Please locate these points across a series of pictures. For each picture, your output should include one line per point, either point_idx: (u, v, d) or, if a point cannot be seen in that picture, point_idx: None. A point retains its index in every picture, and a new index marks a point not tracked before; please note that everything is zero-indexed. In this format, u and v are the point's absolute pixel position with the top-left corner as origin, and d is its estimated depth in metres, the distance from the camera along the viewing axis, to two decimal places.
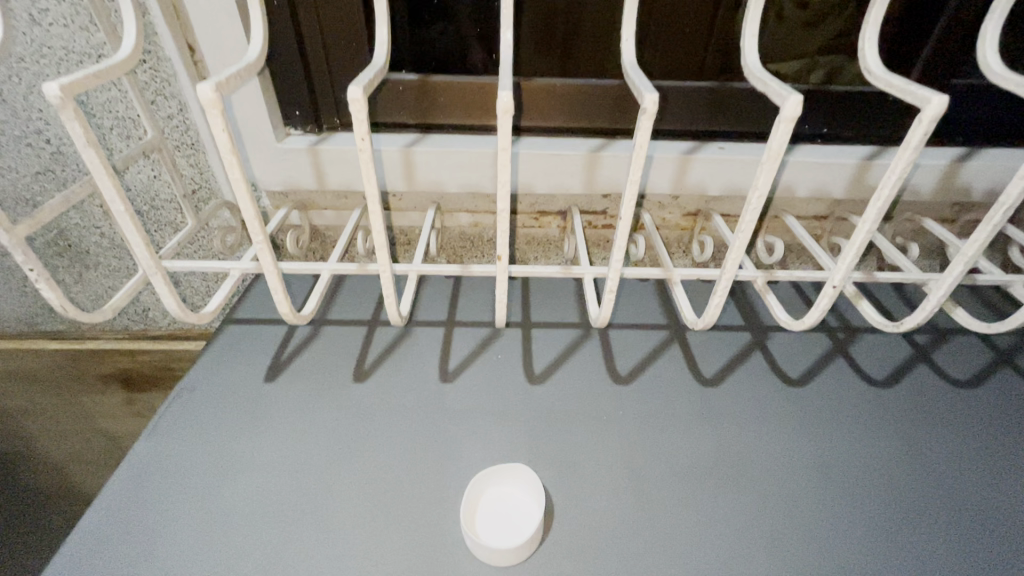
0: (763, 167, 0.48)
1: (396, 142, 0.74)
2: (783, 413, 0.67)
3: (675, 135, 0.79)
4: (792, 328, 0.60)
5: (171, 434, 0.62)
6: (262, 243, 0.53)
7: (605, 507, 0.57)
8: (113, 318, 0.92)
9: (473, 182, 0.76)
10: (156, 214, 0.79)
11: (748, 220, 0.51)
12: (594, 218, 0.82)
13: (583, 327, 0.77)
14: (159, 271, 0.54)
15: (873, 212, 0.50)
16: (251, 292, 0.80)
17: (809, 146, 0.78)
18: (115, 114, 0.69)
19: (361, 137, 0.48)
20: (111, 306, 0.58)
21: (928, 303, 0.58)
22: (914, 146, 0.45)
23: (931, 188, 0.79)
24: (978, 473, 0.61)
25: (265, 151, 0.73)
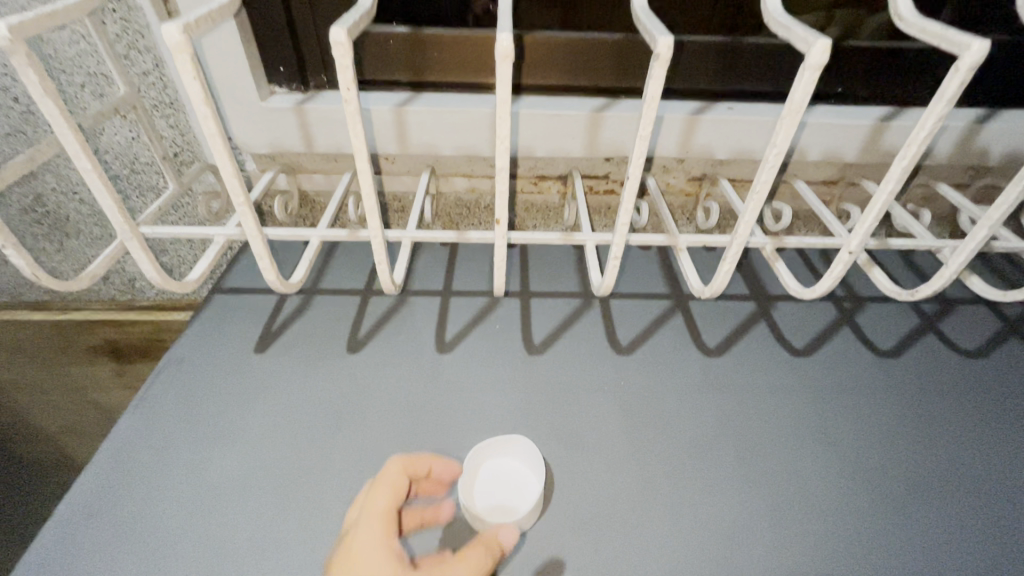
0: (783, 122, 0.44)
1: (387, 101, 0.70)
2: (787, 384, 0.66)
3: (683, 94, 0.75)
4: (802, 297, 0.58)
5: (159, 407, 0.60)
6: (245, 206, 0.49)
7: (606, 479, 0.56)
8: (100, 287, 0.89)
9: (470, 145, 0.72)
10: (137, 179, 0.75)
11: (764, 180, 0.48)
12: (595, 183, 0.79)
13: (583, 297, 0.75)
14: (136, 238, 0.51)
15: (897, 171, 0.47)
16: (239, 261, 0.77)
17: (823, 106, 0.74)
18: (86, 70, 0.64)
19: (346, 87, 0.44)
20: (89, 274, 0.55)
21: (947, 269, 0.56)
22: (948, 98, 0.42)
23: (948, 152, 0.76)
24: (984, 443, 0.60)
25: (248, 110, 0.69)
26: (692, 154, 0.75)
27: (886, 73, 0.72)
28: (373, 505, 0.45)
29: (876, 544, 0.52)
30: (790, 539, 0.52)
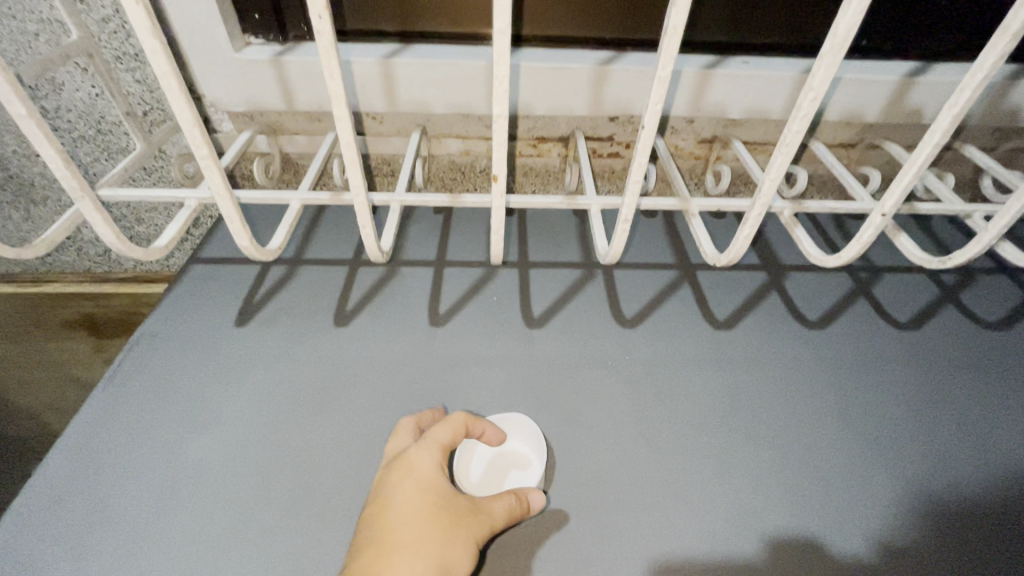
0: (821, 63, 0.38)
1: (373, 52, 0.64)
2: (801, 358, 0.62)
3: (696, 47, 0.69)
4: (825, 265, 0.54)
5: (130, 385, 0.56)
6: (210, 162, 0.43)
7: (610, 459, 0.53)
8: (73, 258, 0.84)
9: (464, 102, 0.67)
10: (104, 139, 0.69)
11: (794, 131, 0.42)
12: (598, 145, 0.74)
13: (585, 267, 0.71)
14: (89, 197, 0.45)
15: (945, 120, 0.42)
16: (217, 229, 0.72)
17: (846, 60, 0.69)
18: (37, 14, 0.58)
19: (317, 15, 0.37)
20: (46, 240, 0.51)
21: (986, 234, 0.51)
22: (1014, 30, 0.36)
23: (977, 111, 0.71)
24: (1007, 419, 0.57)
25: (220, 62, 0.63)
26: (704, 113, 0.69)
27: (915, 24, 0.67)
28: (431, 433, 0.47)
29: (896, 524, 0.50)
30: (805, 520, 0.49)
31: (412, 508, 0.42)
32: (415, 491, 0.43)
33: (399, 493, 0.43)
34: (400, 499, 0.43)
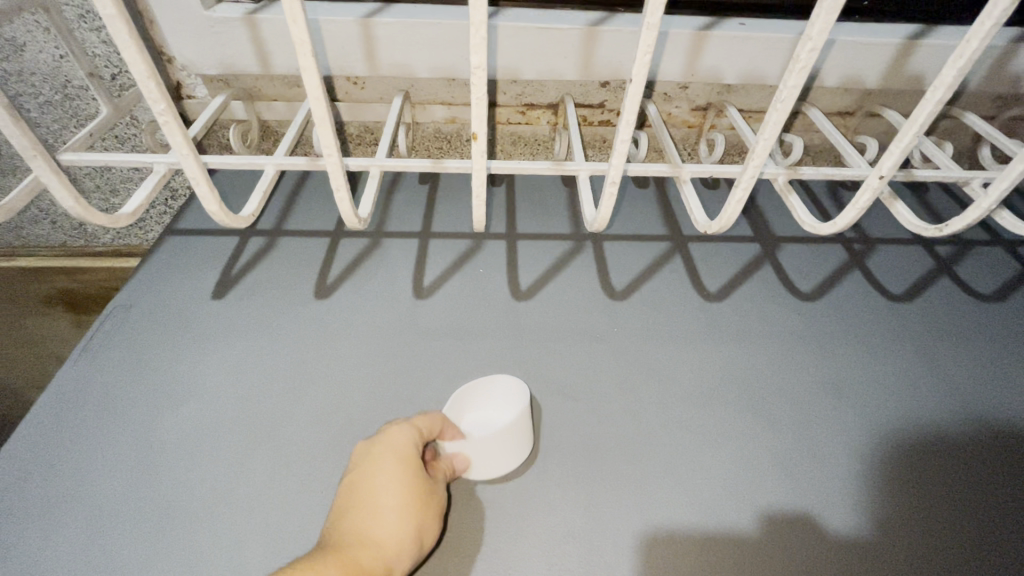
0: (820, 12, 0.34)
1: (351, 11, 0.60)
2: (793, 331, 0.61)
3: (692, 8, 0.66)
4: (820, 232, 0.51)
5: (103, 358, 0.54)
6: (170, 121, 0.40)
7: (597, 433, 0.52)
8: (46, 232, 0.82)
9: (448, 64, 0.64)
10: (71, 105, 0.66)
11: (790, 85, 0.39)
12: (589, 113, 0.71)
13: (574, 239, 0.69)
14: (43, 158, 0.42)
15: (950, 76, 0.38)
16: (194, 200, 0.70)
17: (846, 22, 0.66)
18: None
19: None
20: (6, 207, 0.48)
21: (985, 200, 0.48)
22: None
23: (979, 77, 0.68)
24: (999, 393, 0.57)
25: (189, 21, 0.60)
26: (698, 77, 0.67)
27: None
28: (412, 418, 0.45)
29: (888, 503, 0.49)
30: (791, 493, 0.49)
31: (390, 487, 0.40)
32: (398, 468, 0.41)
33: (376, 471, 0.41)
34: (378, 477, 0.41)
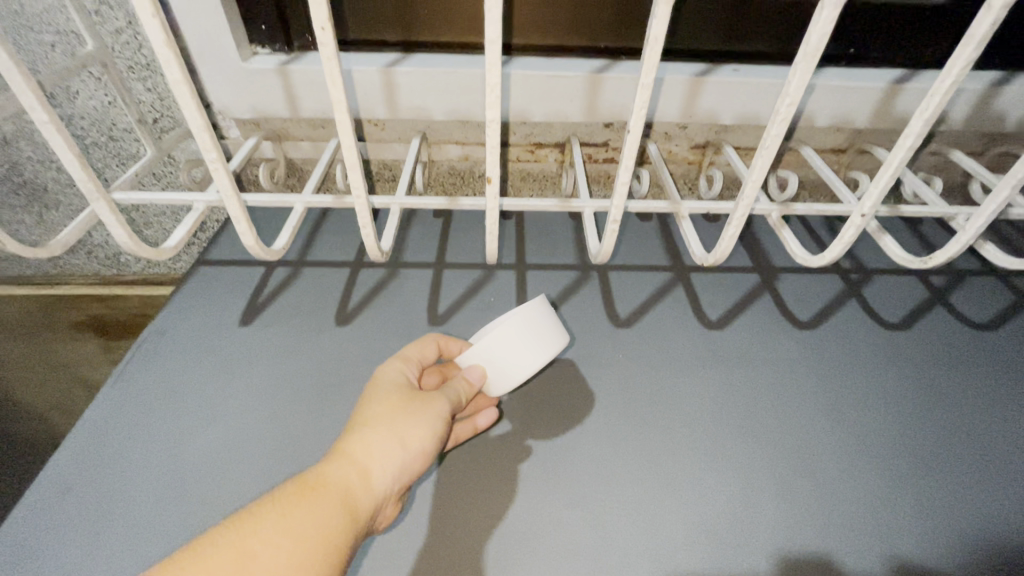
0: (796, 70, 0.38)
1: (375, 61, 0.66)
2: (792, 358, 0.63)
3: (688, 56, 0.71)
4: (810, 264, 0.55)
5: (138, 381, 0.58)
6: (219, 167, 0.45)
7: (602, 455, 0.54)
8: (82, 262, 0.88)
9: (463, 108, 0.69)
10: (116, 146, 0.72)
11: (773, 135, 0.42)
12: (594, 151, 0.76)
13: (581, 269, 0.72)
14: (104, 199, 0.47)
15: (917, 125, 0.41)
16: (224, 232, 0.75)
17: (834, 69, 0.71)
18: (55, 27, 0.60)
19: (321, 27, 0.38)
20: (62, 241, 0.53)
21: (964, 234, 0.51)
22: (976, 41, 0.35)
23: (964, 117, 0.72)
24: (994, 418, 0.58)
25: (228, 71, 0.65)
26: (696, 118, 0.71)
27: (901, 32, 0.69)
28: (400, 351, 0.50)
29: (886, 525, 0.50)
30: (790, 514, 0.51)
31: (374, 407, 0.43)
32: (379, 394, 0.44)
33: (366, 397, 0.45)
34: (366, 399, 0.45)
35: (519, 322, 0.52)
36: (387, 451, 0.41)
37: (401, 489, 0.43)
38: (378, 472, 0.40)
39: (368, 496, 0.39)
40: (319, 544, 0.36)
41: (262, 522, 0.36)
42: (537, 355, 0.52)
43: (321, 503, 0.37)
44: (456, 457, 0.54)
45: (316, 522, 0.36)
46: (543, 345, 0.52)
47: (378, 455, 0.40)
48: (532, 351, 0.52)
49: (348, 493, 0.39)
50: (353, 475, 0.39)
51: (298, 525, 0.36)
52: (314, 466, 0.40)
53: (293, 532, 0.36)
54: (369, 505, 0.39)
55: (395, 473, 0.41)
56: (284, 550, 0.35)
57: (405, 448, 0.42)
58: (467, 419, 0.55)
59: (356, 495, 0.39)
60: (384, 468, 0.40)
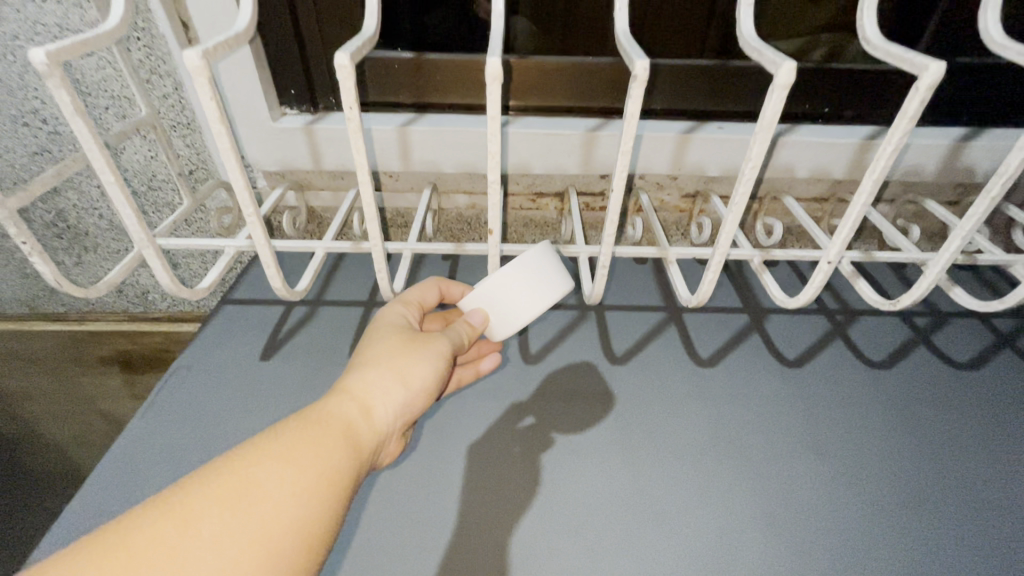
0: (756, 140, 0.43)
1: (391, 121, 0.73)
2: (779, 395, 0.67)
3: (676, 115, 0.78)
4: (787, 306, 0.59)
5: (166, 412, 0.62)
6: (255, 218, 0.51)
7: (597, 486, 0.57)
8: (114, 300, 0.94)
9: (470, 163, 0.76)
10: (153, 195, 0.79)
11: (741, 194, 0.47)
12: (591, 200, 0.82)
13: (579, 309, 0.77)
14: (153, 246, 0.52)
15: (868, 185, 0.46)
16: (249, 272, 0.81)
17: (811, 126, 0.77)
18: (110, 93, 0.68)
19: (348, 105, 0.45)
20: (107, 283, 0.58)
21: (924, 280, 0.55)
22: (909, 116, 0.41)
23: (934, 169, 0.77)
24: (977, 456, 0.61)
25: (260, 130, 0.73)
26: (684, 170, 0.77)
27: (870, 95, 0.75)
28: (403, 296, 0.58)
29: (872, 559, 0.52)
30: (778, 547, 0.53)
31: (378, 348, 0.49)
32: (381, 338, 0.50)
33: (369, 341, 0.51)
34: (370, 344, 0.50)
35: (519, 272, 0.55)
36: (388, 389, 0.46)
37: (399, 427, 0.48)
38: (379, 407, 0.45)
39: (368, 427, 0.44)
40: (328, 465, 0.39)
41: (269, 451, 0.38)
42: (538, 301, 0.56)
43: (327, 431, 0.41)
44: (458, 487, 0.57)
45: (324, 447, 0.40)
46: (544, 292, 0.56)
47: (380, 391, 0.46)
48: (530, 297, 0.56)
49: (351, 426, 0.43)
50: (356, 411, 0.44)
51: (307, 448, 0.39)
52: (317, 402, 0.44)
53: (303, 453, 0.39)
54: (371, 434, 0.44)
55: (396, 408, 0.46)
56: (295, 470, 0.38)
57: (406, 384, 0.47)
58: (471, 365, 0.65)
59: (360, 425, 0.44)
60: (385, 404, 0.46)
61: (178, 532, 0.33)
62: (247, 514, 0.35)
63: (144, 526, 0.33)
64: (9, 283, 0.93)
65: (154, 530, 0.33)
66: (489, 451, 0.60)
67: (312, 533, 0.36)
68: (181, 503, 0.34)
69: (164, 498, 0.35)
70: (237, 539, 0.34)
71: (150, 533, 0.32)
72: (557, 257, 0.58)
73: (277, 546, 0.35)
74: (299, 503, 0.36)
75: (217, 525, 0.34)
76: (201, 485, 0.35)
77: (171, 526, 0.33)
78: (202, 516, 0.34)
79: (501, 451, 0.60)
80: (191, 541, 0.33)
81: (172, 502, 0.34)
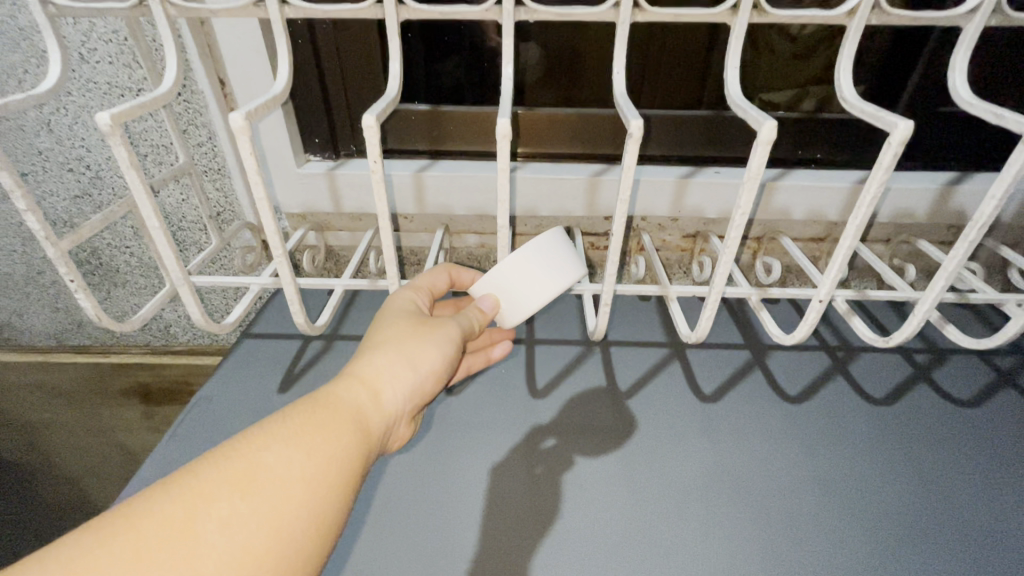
0: (744, 190, 0.47)
1: (408, 167, 0.79)
2: (781, 430, 0.68)
3: (676, 160, 0.82)
4: (784, 342, 0.62)
5: (187, 442, 0.65)
6: (282, 258, 0.55)
7: (602, 519, 0.58)
8: (137, 334, 0.98)
9: (480, 205, 0.80)
10: (182, 234, 0.84)
11: (733, 236, 0.51)
12: (596, 240, 0.86)
13: (584, 344, 0.80)
14: (187, 284, 0.56)
15: (852, 230, 0.49)
16: (269, 308, 0.85)
17: (805, 171, 0.81)
18: (151, 142, 0.74)
19: (373, 159, 0.50)
20: (140, 318, 0.62)
21: (914, 317, 0.57)
22: (885, 167, 0.44)
23: (925, 212, 0.80)
24: (981, 493, 0.61)
25: (286, 175, 0.78)
26: (684, 213, 0.81)
27: (860, 142, 0.80)
28: (411, 282, 0.60)
29: None
30: None
31: (388, 333, 0.51)
32: (391, 323, 0.52)
33: (379, 325, 0.52)
34: (380, 328, 0.52)
35: (528, 260, 0.56)
36: (398, 374, 0.47)
37: (407, 412, 0.50)
38: (388, 392, 0.47)
39: (377, 412, 0.45)
40: (336, 450, 0.40)
41: (277, 436, 0.39)
42: (553, 286, 0.57)
43: (335, 416, 0.42)
44: (466, 519, 0.58)
45: (334, 431, 0.41)
46: (557, 278, 0.57)
47: (389, 377, 0.47)
48: (542, 283, 0.56)
49: (361, 409, 0.44)
50: (366, 395, 0.45)
51: (316, 433, 0.40)
52: (327, 385, 0.45)
53: (312, 438, 0.40)
54: (381, 419, 0.45)
55: (404, 394, 0.48)
56: (303, 455, 0.38)
57: (415, 371, 0.48)
58: (484, 352, 0.71)
59: (369, 410, 0.45)
60: (394, 391, 0.47)
61: (187, 515, 0.33)
62: (257, 498, 0.35)
63: (152, 510, 0.33)
64: (39, 316, 0.97)
65: (162, 514, 0.33)
66: (496, 483, 0.62)
67: (321, 517, 0.37)
68: (189, 485, 0.35)
69: (172, 480, 0.35)
70: (246, 522, 0.34)
71: (158, 516, 0.33)
72: (567, 242, 0.59)
73: (287, 529, 0.35)
74: (307, 486, 0.37)
75: (226, 509, 0.34)
76: (209, 468, 0.36)
77: (179, 510, 0.33)
78: (212, 500, 0.34)
79: (508, 484, 0.61)
80: (201, 525, 0.33)
81: (180, 486, 0.35)
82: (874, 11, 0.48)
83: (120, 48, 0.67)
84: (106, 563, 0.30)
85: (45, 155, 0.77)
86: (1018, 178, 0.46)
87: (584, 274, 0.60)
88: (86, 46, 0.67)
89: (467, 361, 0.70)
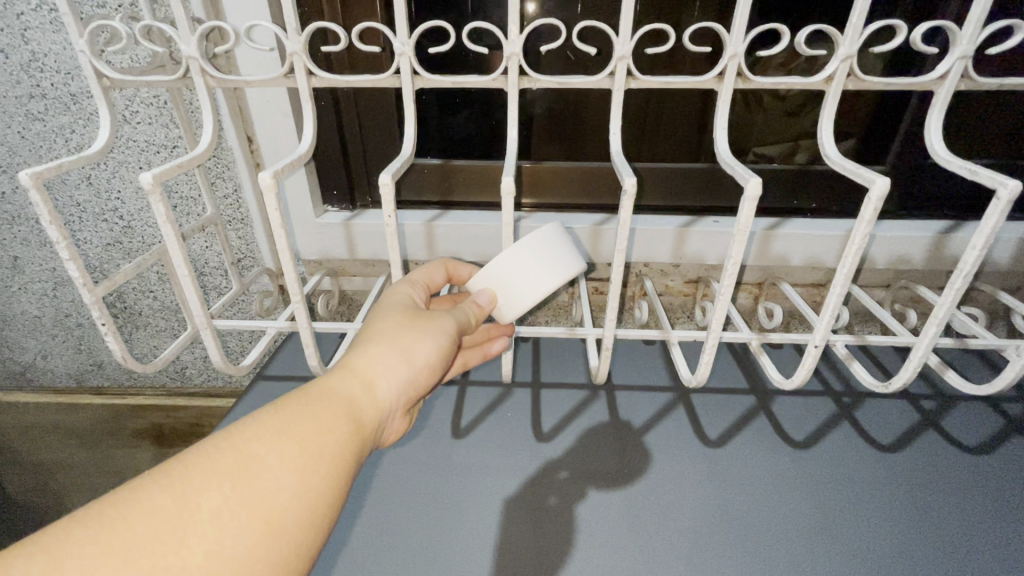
0: (734, 241, 0.50)
1: (419, 217, 0.83)
2: (787, 476, 0.68)
3: (673, 211, 0.86)
4: (783, 387, 0.62)
5: None
6: (299, 302, 0.58)
7: (607, 564, 0.58)
8: (155, 375, 1.01)
9: (488, 253, 0.83)
10: (205, 280, 0.88)
11: (727, 283, 0.53)
12: (600, 285, 0.89)
13: (589, 388, 0.81)
14: (209, 328, 0.59)
15: (842, 276, 0.51)
16: (284, 350, 0.87)
17: (800, 220, 0.84)
18: (180, 194, 0.79)
19: (388, 213, 0.54)
20: (163, 358, 0.65)
21: (911, 362, 0.58)
22: (867, 220, 0.46)
23: (923, 259, 0.82)
24: (995, 543, 0.60)
25: (305, 226, 0.82)
26: (685, 259, 0.84)
27: (853, 193, 0.83)
28: (408, 277, 0.62)
29: None
30: None
31: (383, 325, 0.52)
32: (386, 317, 0.53)
33: (374, 316, 0.54)
34: (376, 321, 0.53)
35: (524, 255, 0.56)
36: (391, 367, 0.49)
37: (400, 406, 0.51)
38: (381, 384, 0.48)
39: (370, 402, 0.47)
40: (328, 440, 0.42)
41: (270, 427, 0.40)
42: (551, 282, 0.57)
43: (328, 407, 0.44)
44: (471, 564, 0.58)
45: (326, 422, 0.43)
46: (555, 273, 0.57)
47: (383, 370, 0.49)
48: (540, 279, 0.57)
49: (354, 400, 0.46)
50: (360, 388, 0.47)
51: (307, 425, 0.41)
52: (321, 376, 0.46)
53: (303, 429, 0.41)
54: (374, 411, 0.47)
55: (398, 386, 0.49)
56: (296, 446, 0.40)
57: (408, 364, 0.50)
58: (482, 349, 0.72)
59: (362, 401, 0.46)
60: (387, 384, 0.48)
61: (178, 504, 0.34)
62: (247, 489, 0.37)
63: (144, 496, 0.34)
64: (62, 359, 1.01)
65: (152, 503, 0.34)
66: (500, 526, 0.61)
67: (310, 507, 0.39)
68: (182, 474, 0.36)
69: (163, 470, 0.36)
70: (237, 512, 0.35)
71: (147, 506, 0.34)
72: (564, 238, 0.60)
73: (276, 520, 0.37)
74: (296, 476, 0.39)
75: (217, 499, 0.35)
76: (203, 458, 0.37)
77: (171, 500, 0.35)
78: (202, 491, 0.35)
79: (512, 528, 0.61)
80: (192, 514, 0.34)
81: (172, 477, 0.36)
82: (850, 78, 0.52)
83: (160, 111, 0.73)
84: (94, 549, 0.31)
85: (84, 206, 0.83)
86: (996, 229, 0.48)
87: (583, 266, 0.60)
88: (129, 109, 0.73)
89: (462, 355, 0.72)
